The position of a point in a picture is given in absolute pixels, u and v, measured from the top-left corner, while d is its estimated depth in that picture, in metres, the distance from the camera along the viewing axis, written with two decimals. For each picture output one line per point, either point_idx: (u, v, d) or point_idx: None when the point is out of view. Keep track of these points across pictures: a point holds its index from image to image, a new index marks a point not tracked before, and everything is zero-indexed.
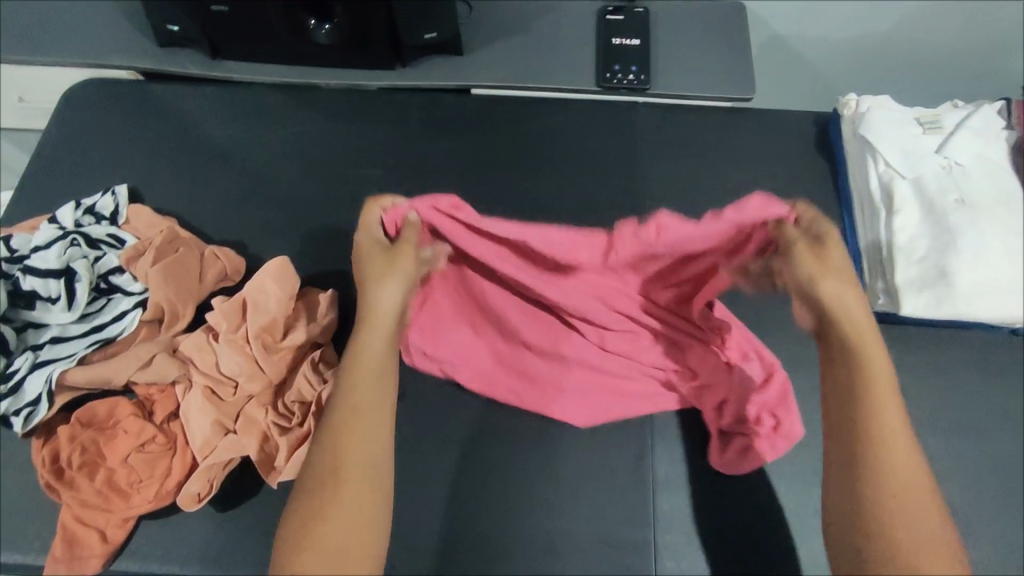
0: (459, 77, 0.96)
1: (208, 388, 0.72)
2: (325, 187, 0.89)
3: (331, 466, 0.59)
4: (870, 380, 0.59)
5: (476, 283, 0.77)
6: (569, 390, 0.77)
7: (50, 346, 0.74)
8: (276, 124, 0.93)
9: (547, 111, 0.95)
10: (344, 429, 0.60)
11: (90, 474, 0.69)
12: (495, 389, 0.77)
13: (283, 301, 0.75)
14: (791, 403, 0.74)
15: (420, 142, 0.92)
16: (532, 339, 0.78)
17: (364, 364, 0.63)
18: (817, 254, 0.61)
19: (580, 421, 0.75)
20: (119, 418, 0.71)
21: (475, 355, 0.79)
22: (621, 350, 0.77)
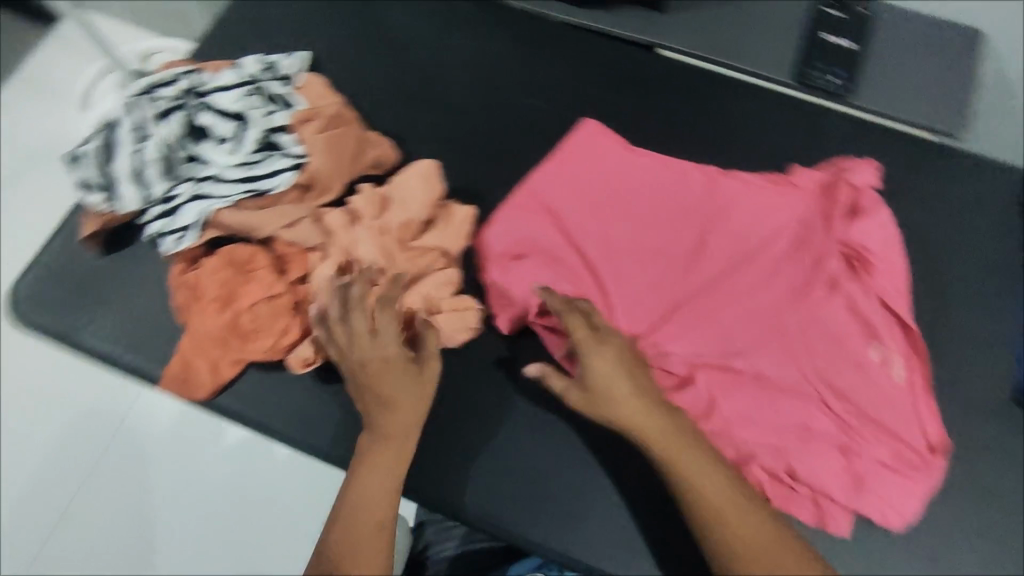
0: (650, 32, 0.91)
1: (341, 265, 0.73)
2: (490, 106, 0.87)
3: (344, 530, 0.62)
4: (678, 482, 0.64)
5: (592, 239, 0.81)
6: (707, 180, 0.83)
7: (208, 182, 0.77)
8: (458, 31, 0.92)
9: (733, 92, 0.88)
10: (379, 480, 0.64)
11: (219, 308, 0.72)
12: (624, 175, 0.84)
13: (424, 204, 0.77)
14: (883, 209, 0.80)
15: (595, 87, 0.89)
16: (668, 187, 0.83)
17: (388, 446, 0.66)
18: (582, 394, 0.67)
19: (700, 173, 0.84)
20: (257, 265, 0.73)
21: (619, 185, 0.83)
22: (765, 223, 0.81)
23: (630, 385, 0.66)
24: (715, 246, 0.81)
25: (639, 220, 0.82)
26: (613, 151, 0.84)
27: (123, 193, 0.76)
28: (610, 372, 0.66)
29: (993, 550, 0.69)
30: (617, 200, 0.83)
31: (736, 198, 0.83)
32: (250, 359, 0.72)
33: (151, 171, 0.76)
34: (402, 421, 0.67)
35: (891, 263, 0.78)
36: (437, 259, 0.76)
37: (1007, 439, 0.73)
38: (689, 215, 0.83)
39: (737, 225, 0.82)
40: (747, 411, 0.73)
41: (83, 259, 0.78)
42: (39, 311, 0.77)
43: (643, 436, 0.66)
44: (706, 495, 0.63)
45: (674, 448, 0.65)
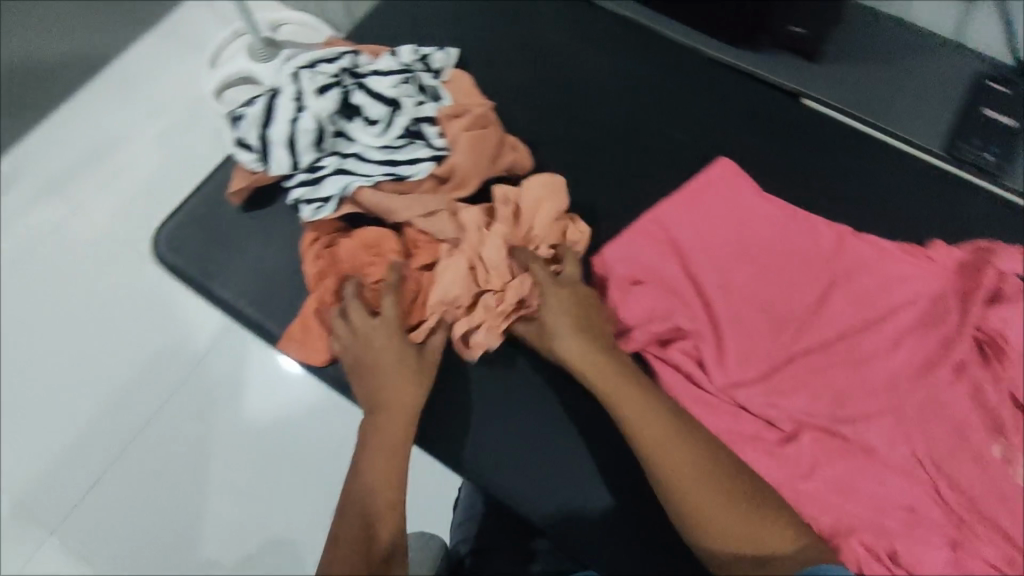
0: (800, 81, 0.90)
1: (469, 262, 0.75)
2: (626, 129, 0.89)
3: (360, 513, 0.66)
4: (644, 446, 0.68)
5: (714, 278, 0.80)
6: (838, 239, 0.82)
7: (353, 159, 0.80)
8: (604, 50, 0.93)
9: (874, 154, 0.87)
10: (386, 456, 0.70)
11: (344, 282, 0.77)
12: (754, 219, 0.83)
13: (553, 217, 0.78)
14: None
15: (733, 126, 0.89)
16: (797, 239, 0.82)
17: (397, 412, 0.71)
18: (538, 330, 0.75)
19: (830, 232, 0.82)
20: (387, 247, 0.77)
21: (747, 228, 0.82)
22: (893, 293, 0.79)
23: (569, 320, 0.73)
24: (838, 306, 0.79)
25: (762, 266, 0.81)
26: (744, 193, 0.83)
27: (274, 157, 0.79)
28: (557, 313, 0.73)
29: None
30: (744, 243, 0.82)
31: (866, 261, 0.80)
32: None
33: (303, 139, 0.79)
34: (402, 376, 0.72)
35: None
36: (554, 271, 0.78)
37: None
38: (815, 271, 0.81)
39: (864, 289, 0.79)
40: (849, 479, 0.71)
41: (224, 212, 0.82)
42: (174, 253, 0.81)
43: (605, 390, 0.70)
44: (662, 452, 0.67)
45: (618, 394, 0.70)
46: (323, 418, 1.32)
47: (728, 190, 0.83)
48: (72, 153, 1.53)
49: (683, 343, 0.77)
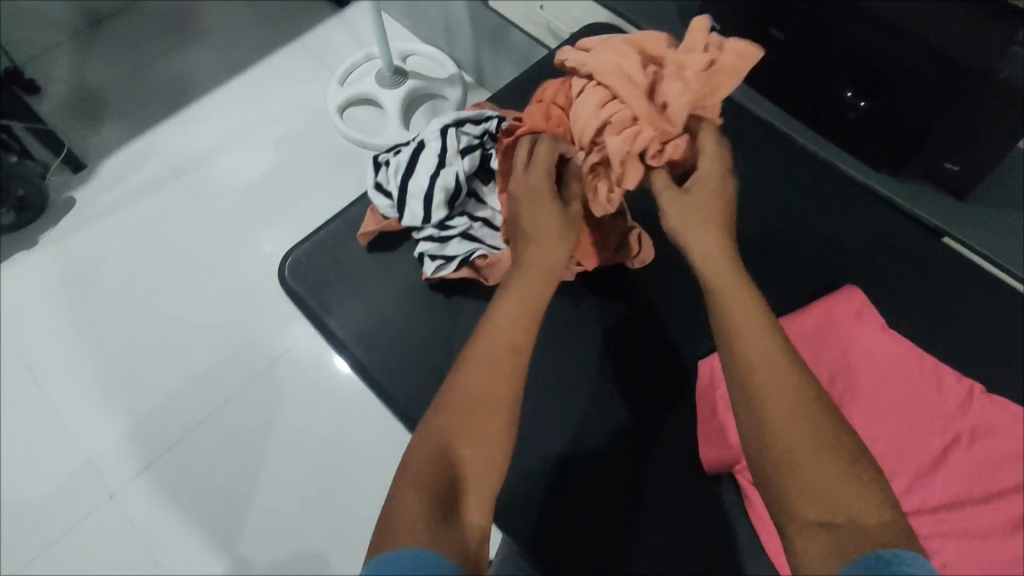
0: (943, 220, 0.87)
1: (623, 108, 0.70)
2: (750, 236, 0.88)
3: (459, 400, 0.60)
4: (747, 349, 0.59)
5: None
6: (968, 396, 0.77)
7: (482, 225, 0.83)
8: (738, 151, 0.94)
9: (1015, 311, 0.83)
10: (502, 332, 0.64)
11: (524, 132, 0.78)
12: (879, 356, 0.79)
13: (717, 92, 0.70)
14: None
15: (862, 252, 0.87)
16: (923, 386, 0.77)
17: (533, 279, 0.67)
18: (672, 199, 0.68)
19: (960, 387, 0.77)
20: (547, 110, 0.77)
21: (869, 364, 0.79)
22: (1014, 471, 0.74)
23: (710, 205, 0.67)
24: (957, 469, 0.74)
25: (881, 409, 0.77)
26: (871, 330, 0.80)
27: (408, 209, 0.82)
28: (703, 182, 0.68)
29: None
30: (864, 379, 0.78)
31: (995, 428, 0.75)
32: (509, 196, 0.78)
33: (438, 197, 0.82)
34: (536, 222, 0.70)
35: None
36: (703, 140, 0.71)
37: None
38: (935, 425, 0.76)
39: (987, 457, 0.75)
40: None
41: (351, 249, 0.86)
42: (296, 280, 0.85)
43: (709, 274, 0.64)
44: (766, 372, 0.58)
45: (719, 264, 0.64)
46: (380, 439, 1.35)
47: (850, 319, 0.80)
48: (204, 142, 1.65)
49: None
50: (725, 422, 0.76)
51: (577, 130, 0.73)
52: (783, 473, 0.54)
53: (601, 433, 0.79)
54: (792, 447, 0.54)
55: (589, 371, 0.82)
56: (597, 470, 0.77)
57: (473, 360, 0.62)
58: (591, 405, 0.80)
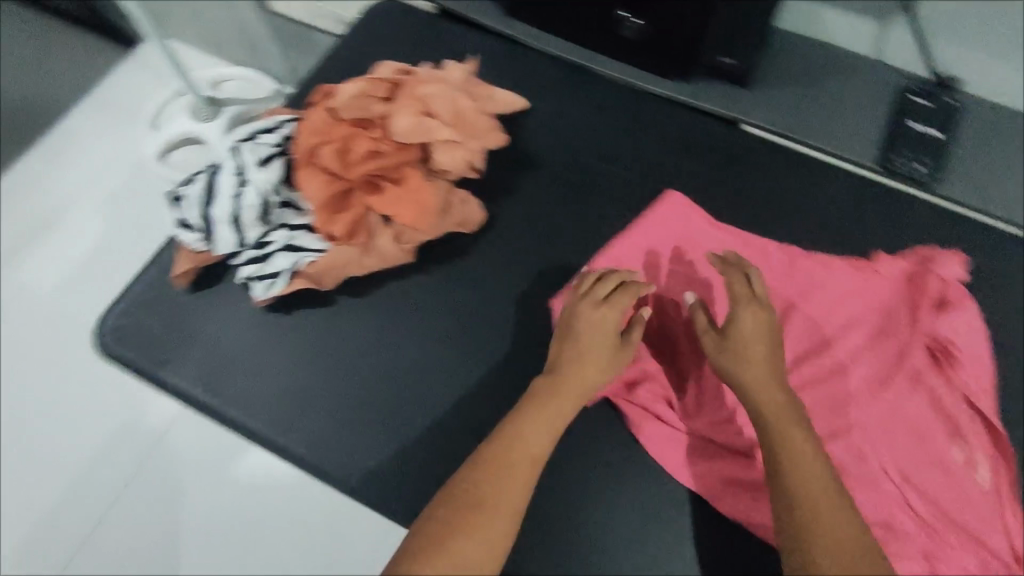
0: (735, 109, 0.94)
1: (417, 114, 0.79)
2: (573, 172, 0.91)
3: (475, 497, 0.63)
4: (779, 432, 0.65)
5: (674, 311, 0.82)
6: (789, 260, 0.83)
7: (303, 231, 0.79)
8: (542, 92, 0.95)
9: (817, 172, 0.90)
10: (535, 434, 0.68)
11: (324, 149, 0.77)
12: (705, 248, 0.84)
13: (494, 103, 0.88)
14: (971, 302, 0.79)
15: (675, 159, 0.92)
16: (750, 263, 0.83)
17: (563, 393, 0.71)
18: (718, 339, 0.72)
19: (779, 253, 0.84)
20: (345, 120, 0.78)
21: (701, 257, 0.84)
22: (846, 311, 0.81)
23: (767, 349, 0.71)
24: (796, 327, 0.81)
25: (718, 296, 0.82)
26: (693, 228, 0.85)
27: (219, 236, 0.77)
28: (757, 333, 0.71)
29: None
30: (699, 272, 0.83)
31: (819, 279, 0.82)
32: (334, 217, 0.77)
33: (247, 215, 0.77)
34: (589, 361, 0.73)
35: (971, 358, 0.77)
36: (486, 134, 0.84)
37: None
38: (770, 294, 0.82)
39: (819, 309, 0.81)
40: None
41: (172, 295, 0.80)
42: (120, 343, 0.79)
43: (760, 391, 0.68)
44: (796, 463, 0.63)
45: (767, 383, 0.68)
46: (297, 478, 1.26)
47: (677, 222, 0.85)
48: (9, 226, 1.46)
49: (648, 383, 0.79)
50: None
51: (381, 143, 0.78)
52: (804, 552, 0.59)
53: (480, 405, 0.78)
54: (832, 542, 0.59)
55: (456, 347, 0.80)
56: None
57: (495, 443, 0.67)
58: (464, 376, 0.79)
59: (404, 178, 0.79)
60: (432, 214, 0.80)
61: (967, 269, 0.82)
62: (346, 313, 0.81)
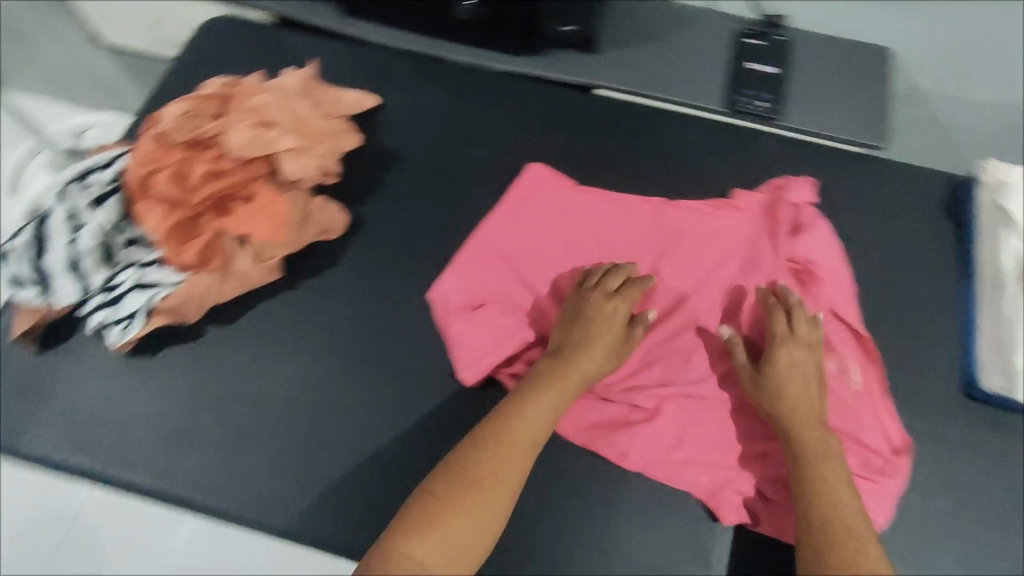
0: (585, 75, 0.94)
1: (254, 127, 0.76)
2: (436, 162, 0.89)
3: (475, 474, 0.64)
4: (803, 456, 0.68)
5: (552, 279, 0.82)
6: (655, 210, 0.85)
7: (153, 267, 0.74)
8: (393, 87, 0.93)
9: (670, 124, 0.93)
10: (535, 420, 0.69)
11: (159, 176, 0.74)
12: (574, 213, 0.85)
13: (340, 105, 0.87)
14: (820, 220, 0.84)
15: (535, 133, 0.91)
16: (619, 219, 0.85)
17: (560, 380, 0.72)
18: (760, 374, 0.73)
19: (644, 205, 0.86)
20: (178, 144, 0.75)
21: (571, 222, 0.85)
22: (714, 249, 0.84)
23: (812, 384, 0.72)
24: (670, 273, 0.83)
25: (592, 256, 0.84)
26: (558, 195, 0.86)
27: (58, 286, 0.72)
28: (809, 372, 0.72)
29: (966, 547, 0.72)
30: (571, 238, 0.84)
31: (685, 223, 0.85)
32: (182, 246, 0.74)
33: (88, 260, 0.73)
34: (583, 360, 0.73)
35: (830, 272, 0.82)
36: (333, 138, 0.83)
37: (966, 434, 0.76)
38: (643, 246, 0.84)
39: (688, 252, 0.84)
40: (721, 435, 0.76)
41: (25, 359, 0.77)
42: None
43: (794, 424, 0.70)
44: (822, 485, 0.66)
45: (801, 416, 0.70)
46: None
47: (544, 193, 0.86)
48: None
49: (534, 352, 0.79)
50: (470, 330, 0.78)
51: (220, 162, 0.75)
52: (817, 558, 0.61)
53: (373, 412, 0.76)
54: (841, 544, 0.61)
55: (340, 358, 0.78)
56: (386, 448, 0.74)
57: (491, 426, 0.68)
58: (352, 386, 0.77)
59: (253, 195, 0.77)
60: (289, 226, 0.78)
61: (812, 189, 0.86)
62: (219, 343, 0.77)
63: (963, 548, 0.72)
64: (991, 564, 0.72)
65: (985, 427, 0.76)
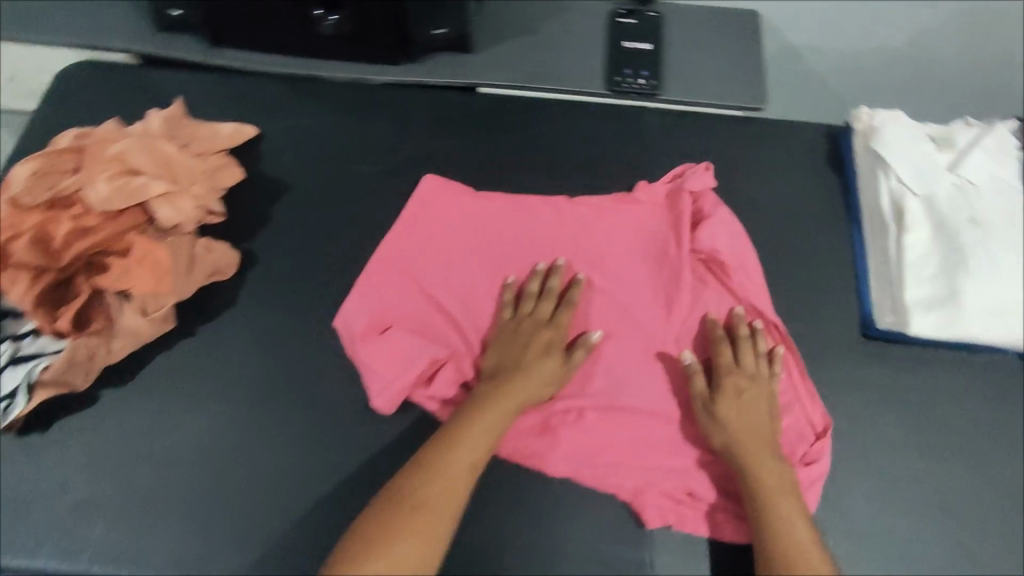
0: (466, 76, 0.94)
1: (118, 177, 0.73)
2: (327, 186, 0.89)
3: (417, 502, 0.65)
4: (759, 488, 0.68)
5: (458, 293, 0.80)
6: (558, 217, 0.84)
7: (32, 339, 0.73)
8: (275, 115, 0.93)
9: (556, 114, 0.94)
10: (474, 439, 0.69)
11: (15, 242, 0.68)
12: (474, 228, 0.83)
13: (214, 142, 0.84)
14: (722, 208, 0.84)
15: (421, 140, 0.92)
16: (521, 228, 0.84)
17: (501, 402, 0.71)
18: (716, 406, 0.72)
19: (546, 212, 0.84)
20: (34, 205, 0.70)
21: (472, 236, 0.83)
22: (620, 248, 0.83)
23: (763, 414, 0.72)
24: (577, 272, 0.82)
25: (495, 267, 0.82)
26: (461, 205, 0.84)
27: None
28: (761, 407, 0.72)
29: (884, 481, 0.75)
30: (474, 252, 0.82)
31: (587, 224, 0.84)
32: (56, 312, 0.70)
33: None
34: (524, 388, 0.73)
35: (739, 259, 0.81)
36: (208, 176, 0.81)
37: (870, 374, 0.79)
38: (548, 251, 0.83)
39: (594, 250, 0.82)
40: (643, 431, 0.75)
41: None
42: None
43: (751, 459, 0.70)
44: (775, 511, 0.67)
45: (760, 448, 0.70)
46: None
47: (440, 202, 0.84)
48: None
49: (445, 370, 0.76)
50: (376, 356, 0.75)
51: (85, 218, 0.71)
52: None
53: (287, 448, 0.74)
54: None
55: (248, 398, 0.76)
56: (304, 483, 0.72)
57: (438, 450, 0.68)
58: (264, 424, 0.75)
59: (129, 248, 0.74)
60: (172, 274, 0.75)
61: (711, 181, 0.86)
62: (118, 405, 0.75)
63: (884, 483, 0.75)
64: (911, 496, 0.75)
65: (886, 363, 0.79)
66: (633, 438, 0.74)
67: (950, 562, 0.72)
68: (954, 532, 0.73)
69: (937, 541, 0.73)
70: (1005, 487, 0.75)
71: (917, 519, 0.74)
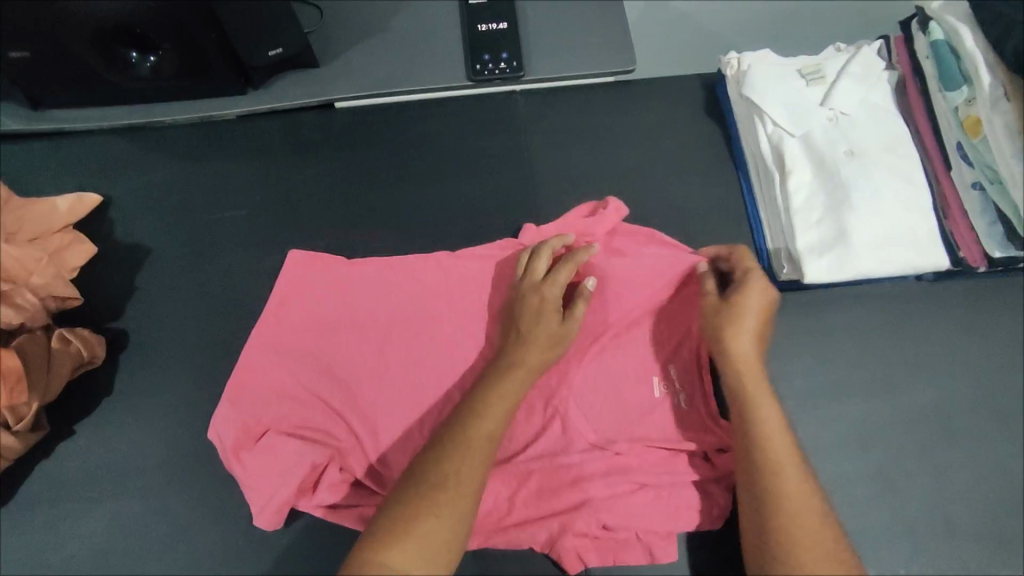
0: (319, 93, 0.87)
1: None
2: (192, 240, 0.83)
3: (450, 457, 0.61)
4: (753, 399, 0.65)
5: (337, 379, 0.73)
6: (438, 277, 0.78)
7: None
8: (122, 174, 0.86)
9: (425, 115, 0.89)
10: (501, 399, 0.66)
11: None
12: (348, 304, 0.76)
13: (53, 220, 0.77)
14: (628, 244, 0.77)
15: (285, 172, 0.86)
16: (398, 295, 0.77)
17: (521, 355, 0.68)
18: (720, 314, 0.68)
19: (425, 272, 0.78)
20: None
21: (346, 309, 0.76)
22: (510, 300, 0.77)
23: (763, 327, 0.68)
24: (463, 337, 0.75)
25: (374, 340, 0.75)
26: (327, 279, 0.77)
27: None
28: (761, 312, 0.68)
29: (808, 431, 0.75)
30: (350, 330, 0.75)
31: (469, 277, 0.78)
32: None
33: None
34: (540, 341, 0.69)
35: (643, 297, 0.75)
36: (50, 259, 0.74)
37: (778, 326, 0.79)
38: (430, 315, 0.76)
39: (480, 304, 0.76)
40: (554, 468, 0.69)
41: None
42: None
43: (746, 370, 0.66)
44: (765, 424, 0.64)
45: (755, 363, 0.66)
46: None
47: (308, 258, 0.78)
48: None
49: (329, 474, 0.69)
50: (251, 466, 0.68)
51: None
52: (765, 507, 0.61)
53: (199, 529, 0.70)
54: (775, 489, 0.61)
55: (147, 488, 0.72)
56: (222, 563, 0.69)
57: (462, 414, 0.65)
58: (169, 511, 0.71)
59: None
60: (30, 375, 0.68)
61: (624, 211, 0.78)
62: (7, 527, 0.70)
63: (808, 433, 0.75)
64: (835, 439, 0.75)
65: (791, 311, 0.79)
66: (542, 488, 0.69)
67: (882, 498, 0.73)
68: (882, 466, 0.74)
69: (867, 479, 0.74)
70: (924, 411, 0.76)
71: (844, 461, 0.74)
